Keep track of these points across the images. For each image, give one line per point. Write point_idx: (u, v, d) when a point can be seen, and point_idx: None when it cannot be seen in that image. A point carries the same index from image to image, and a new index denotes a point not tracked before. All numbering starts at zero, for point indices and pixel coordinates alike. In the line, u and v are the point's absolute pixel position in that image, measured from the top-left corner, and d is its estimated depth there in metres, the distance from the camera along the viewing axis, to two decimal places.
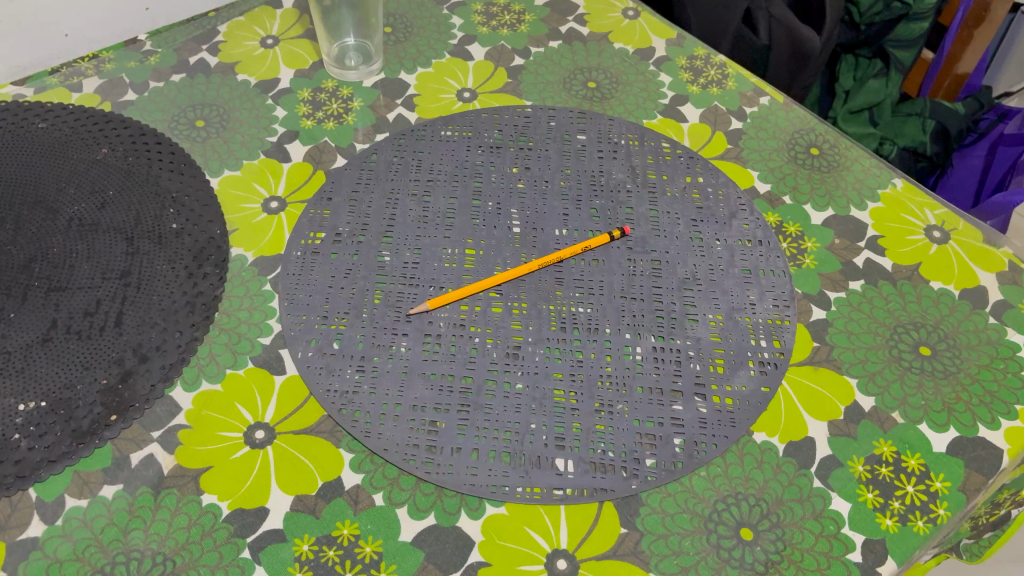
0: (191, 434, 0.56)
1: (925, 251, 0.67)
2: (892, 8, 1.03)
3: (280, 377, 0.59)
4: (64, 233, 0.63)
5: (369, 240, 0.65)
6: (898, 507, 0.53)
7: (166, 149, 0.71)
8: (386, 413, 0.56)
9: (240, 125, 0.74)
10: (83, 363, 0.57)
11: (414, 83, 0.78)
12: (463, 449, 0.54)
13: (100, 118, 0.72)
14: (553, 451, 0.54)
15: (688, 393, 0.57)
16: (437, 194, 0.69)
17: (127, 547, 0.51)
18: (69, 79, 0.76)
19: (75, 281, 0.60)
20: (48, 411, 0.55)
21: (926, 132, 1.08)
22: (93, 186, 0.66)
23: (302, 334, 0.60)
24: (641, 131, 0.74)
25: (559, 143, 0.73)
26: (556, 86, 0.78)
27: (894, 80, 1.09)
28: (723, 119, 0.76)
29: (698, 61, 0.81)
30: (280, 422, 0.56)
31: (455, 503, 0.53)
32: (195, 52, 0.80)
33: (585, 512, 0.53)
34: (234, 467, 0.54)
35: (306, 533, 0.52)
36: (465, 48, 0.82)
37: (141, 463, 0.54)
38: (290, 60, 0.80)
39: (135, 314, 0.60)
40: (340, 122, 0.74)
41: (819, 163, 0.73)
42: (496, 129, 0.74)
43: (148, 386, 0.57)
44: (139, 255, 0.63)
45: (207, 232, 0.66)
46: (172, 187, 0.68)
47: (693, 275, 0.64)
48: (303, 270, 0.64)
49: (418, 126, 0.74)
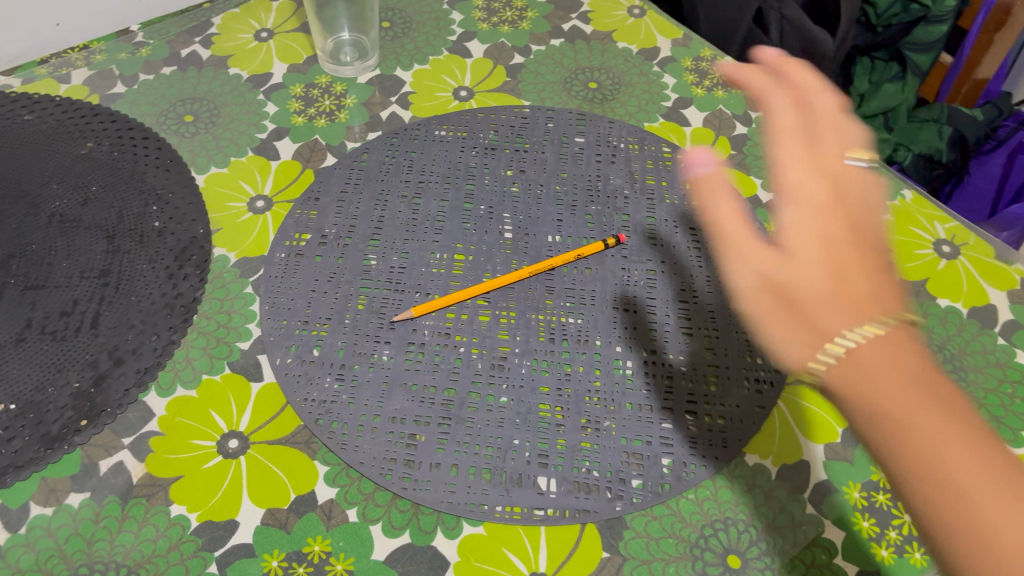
0: (163, 441, 0.54)
1: (933, 266, 0.64)
2: (910, 11, 0.98)
3: (257, 385, 0.57)
4: (44, 229, 0.61)
5: (355, 243, 0.63)
6: (895, 538, 0.51)
7: (153, 144, 0.69)
8: (364, 425, 0.54)
9: (229, 120, 0.72)
10: (56, 365, 0.55)
11: (410, 81, 0.76)
12: (442, 465, 0.53)
13: (88, 110, 0.70)
14: (536, 470, 0.52)
15: (679, 410, 0.55)
16: (428, 197, 0.67)
17: (92, 558, 0.49)
18: (58, 69, 0.75)
19: (53, 279, 0.59)
20: (18, 414, 0.53)
21: (942, 139, 1.05)
22: (78, 181, 0.65)
23: (282, 340, 0.58)
24: (642, 134, 0.72)
25: (556, 145, 0.71)
26: (556, 85, 0.76)
27: (911, 85, 1.05)
28: (727, 124, 0.74)
29: (704, 63, 0.78)
30: (254, 432, 0.55)
31: (431, 522, 0.51)
32: (188, 44, 0.78)
33: (566, 535, 0.51)
34: (205, 477, 0.52)
35: (277, 548, 0.50)
36: (464, 45, 0.80)
37: (110, 471, 0.53)
38: (284, 54, 0.78)
39: (112, 315, 0.58)
40: (332, 119, 0.72)
41: None
42: (492, 130, 0.72)
43: (122, 391, 0.55)
44: (120, 254, 0.61)
45: (190, 231, 0.64)
46: (158, 183, 0.66)
47: (690, 287, 0.61)
48: (286, 273, 0.62)
49: (412, 125, 0.72)
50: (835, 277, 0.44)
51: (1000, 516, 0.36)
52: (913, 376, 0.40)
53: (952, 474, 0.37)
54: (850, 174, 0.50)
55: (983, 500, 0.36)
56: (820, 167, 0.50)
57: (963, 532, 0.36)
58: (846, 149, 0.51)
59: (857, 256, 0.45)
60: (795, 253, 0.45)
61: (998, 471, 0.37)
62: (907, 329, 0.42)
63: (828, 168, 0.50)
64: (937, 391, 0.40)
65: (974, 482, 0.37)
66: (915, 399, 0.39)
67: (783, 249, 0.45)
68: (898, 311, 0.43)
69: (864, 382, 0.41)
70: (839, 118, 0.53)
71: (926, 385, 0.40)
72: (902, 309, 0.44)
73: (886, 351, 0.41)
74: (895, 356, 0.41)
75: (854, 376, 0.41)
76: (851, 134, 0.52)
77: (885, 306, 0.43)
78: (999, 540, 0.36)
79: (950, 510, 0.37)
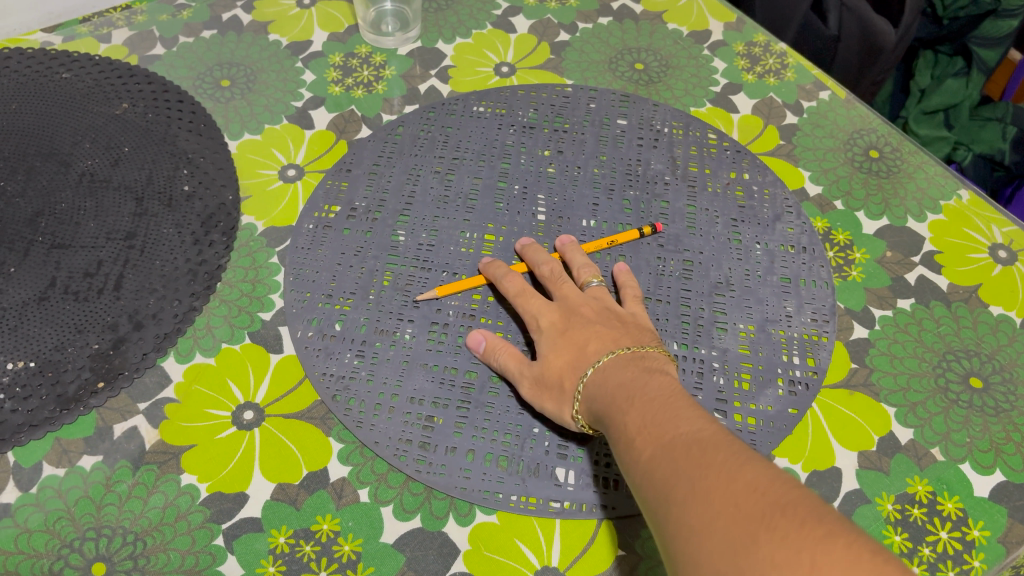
0: (178, 408, 0.53)
1: (987, 272, 0.61)
2: (980, 4, 0.91)
3: (276, 356, 0.56)
4: (74, 189, 0.61)
5: (384, 218, 0.62)
6: (928, 554, 0.47)
7: (187, 108, 0.68)
8: (381, 404, 0.53)
9: (266, 87, 0.71)
10: (77, 326, 0.54)
11: (451, 54, 0.74)
12: (458, 449, 0.51)
13: (125, 70, 0.70)
14: (554, 460, 0.51)
15: (708, 408, 0.52)
16: (461, 174, 0.65)
17: (100, 523, 0.48)
18: (100, 28, 0.74)
19: (79, 239, 0.58)
20: (36, 372, 0.52)
21: (1005, 140, 0.97)
22: (109, 141, 0.64)
23: (304, 313, 0.57)
24: (687, 119, 0.69)
25: (597, 127, 0.69)
26: (601, 65, 0.74)
27: (975, 82, 0.98)
28: (777, 113, 0.71)
29: (757, 49, 0.75)
30: (270, 404, 0.54)
31: (444, 507, 0.49)
32: (229, 8, 0.77)
33: (582, 529, 0.49)
34: (218, 448, 0.52)
35: (285, 524, 0.49)
36: (509, 20, 0.77)
37: (124, 436, 0.52)
38: (326, 23, 0.77)
39: (136, 279, 0.57)
40: (369, 90, 0.71)
41: (879, 167, 0.67)
42: (531, 108, 0.70)
43: (139, 354, 0.54)
44: (147, 217, 0.60)
45: (219, 197, 0.63)
46: (189, 147, 0.65)
47: (727, 280, 0.59)
48: (313, 245, 0.61)
49: (450, 100, 0.70)
50: (575, 347, 0.52)
51: (681, 482, 0.39)
52: (640, 401, 0.46)
53: (655, 466, 0.41)
54: (594, 292, 0.56)
55: (675, 478, 0.40)
56: (553, 292, 0.56)
57: (661, 508, 0.40)
58: (585, 275, 0.57)
59: (596, 323, 0.53)
60: (551, 338, 0.53)
61: (692, 445, 0.41)
62: (642, 355, 0.50)
63: (561, 290, 0.56)
64: (662, 405, 0.45)
65: (671, 466, 0.41)
66: (638, 420, 0.45)
67: (540, 349, 0.53)
68: (632, 343, 0.51)
69: (611, 420, 0.47)
70: (572, 250, 0.59)
71: (647, 407, 0.45)
72: (643, 342, 0.52)
73: (627, 390, 0.47)
74: (630, 391, 0.47)
75: (606, 418, 0.47)
76: (585, 260, 0.58)
77: (617, 343, 0.51)
78: (679, 499, 0.39)
79: (654, 496, 0.41)
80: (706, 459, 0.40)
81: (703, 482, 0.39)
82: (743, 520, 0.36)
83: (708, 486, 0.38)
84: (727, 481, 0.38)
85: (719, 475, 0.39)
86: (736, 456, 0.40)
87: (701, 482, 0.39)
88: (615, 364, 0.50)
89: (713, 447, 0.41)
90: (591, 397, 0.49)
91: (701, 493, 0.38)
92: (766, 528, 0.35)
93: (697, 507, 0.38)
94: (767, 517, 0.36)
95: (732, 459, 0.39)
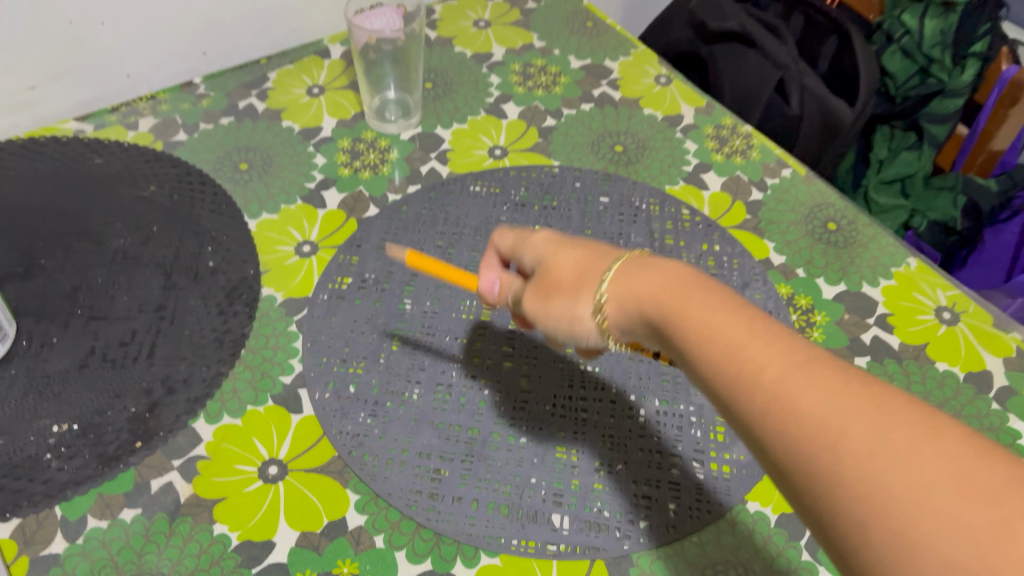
0: (209, 464, 0.58)
1: (933, 331, 0.68)
2: (926, 84, 1.00)
3: (297, 417, 0.61)
4: (108, 265, 0.67)
5: (392, 288, 0.69)
6: None
7: (210, 189, 0.75)
8: (393, 459, 0.59)
9: (280, 170, 0.78)
10: (115, 391, 0.60)
11: (449, 139, 0.82)
12: (463, 498, 0.57)
13: (151, 155, 0.77)
14: (550, 507, 0.57)
15: (687, 458, 0.60)
16: (460, 248, 0.72)
17: (141, 569, 0.53)
18: (127, 117, 0.82)
19: (114, 311, 0.65)
20: (79, 434, 0.58)
21: (956, 208, 1.03)
22: (139, 221, 0.71)
23: (321, 376, 0.63)
24: (663, 196, 0.77)
25: (582, 204, 0.76)
26: (584, 147, 0.82)
27: (927, 155, 1.06)
28: (744, 189, 0.78)
29: (724, 131, 0.83)
30: (292, 459, 0.59)
31: (452, 551, 0.55)
32: (245, 97, 0.85)
33: (576, 569, 0.54)
34: (245, 500, 0.57)
35: (308, 568, 0.54)
36: (500, 107, 0.85)
37: (160, 490, 0.57)
38: (334, 110, 0.84)
39: (166, 347, 0.63)
40: (375, 171, 0.78)
41: (836, 239, 0.74)
42: (522, 187, 0.77)
43: (173, 417, 0.60)
44: (176, 290, 0.67)
45: (240, 271, 0.69)
46: (212, 226, 0.72)
47: None
48: (327, 314, 0.67)
49: (449, 180, 0.77)
50: (582, 246, 0.50)
51: (851, 421, 0.32)
52: (725, 312, 0.40)
53: (801, 392, 0.34)
54: None
55: (843, 417, 0.32)
56: None
57: (823, 459, 0.32)
58: None
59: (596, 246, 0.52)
60: (548, 246, 0.52)
61: (853, 382, 0.34)
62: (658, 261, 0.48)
63: None
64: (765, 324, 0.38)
65: (828, 399, 0.33)
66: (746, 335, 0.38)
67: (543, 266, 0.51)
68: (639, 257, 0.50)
69: (695, 339, 0.40)
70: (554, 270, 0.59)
71: (759, 327, 0.38)
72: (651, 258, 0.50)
73: (719, 304, 0.40)
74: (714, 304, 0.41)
75: (688, 333, 0.40)
76: None
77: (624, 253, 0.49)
78: (852, 442, 0.32)
79: (804, 431, 0.33)
80: (878, 401, 0.33)
81: (887, 432, 0.31)
82: (962, 491, 0.29)
83: (900, 435, 0.31)
84: (921, 436, 0.31)
85: (910, 426, 0.31)
86: (916, 411, 0.32)
87: (890, 430, 0.31)
88: (678, 272, 0.44)
89: (879, 389, 0.34)
90: (630, 290, 0.44)
91: (892, 441, 0.31)
92: (990, 500, 0.28)
93: (889, 468, 0.30)
94: (992, 486, 0.29)
95: (905, 405, 0.33)
